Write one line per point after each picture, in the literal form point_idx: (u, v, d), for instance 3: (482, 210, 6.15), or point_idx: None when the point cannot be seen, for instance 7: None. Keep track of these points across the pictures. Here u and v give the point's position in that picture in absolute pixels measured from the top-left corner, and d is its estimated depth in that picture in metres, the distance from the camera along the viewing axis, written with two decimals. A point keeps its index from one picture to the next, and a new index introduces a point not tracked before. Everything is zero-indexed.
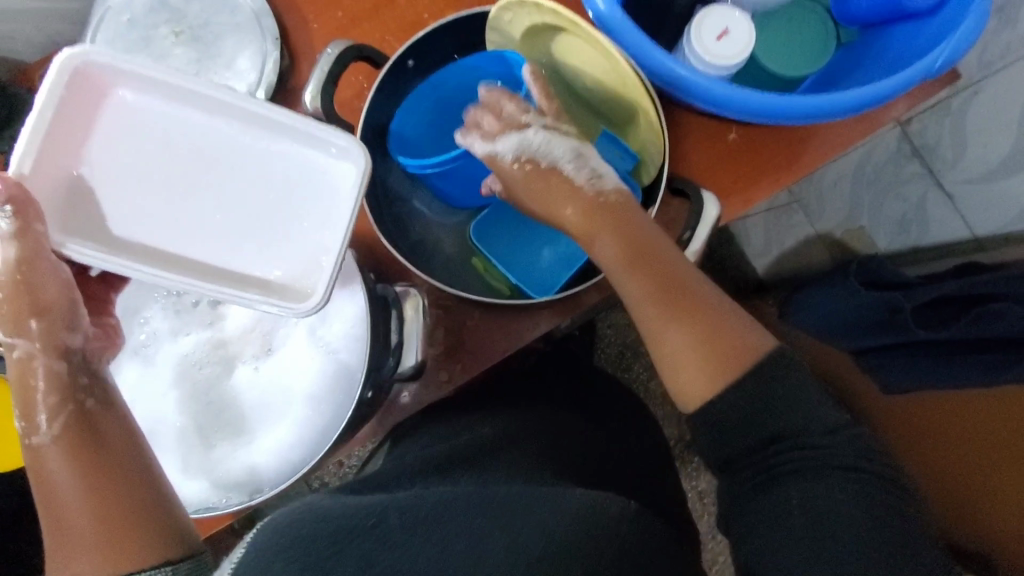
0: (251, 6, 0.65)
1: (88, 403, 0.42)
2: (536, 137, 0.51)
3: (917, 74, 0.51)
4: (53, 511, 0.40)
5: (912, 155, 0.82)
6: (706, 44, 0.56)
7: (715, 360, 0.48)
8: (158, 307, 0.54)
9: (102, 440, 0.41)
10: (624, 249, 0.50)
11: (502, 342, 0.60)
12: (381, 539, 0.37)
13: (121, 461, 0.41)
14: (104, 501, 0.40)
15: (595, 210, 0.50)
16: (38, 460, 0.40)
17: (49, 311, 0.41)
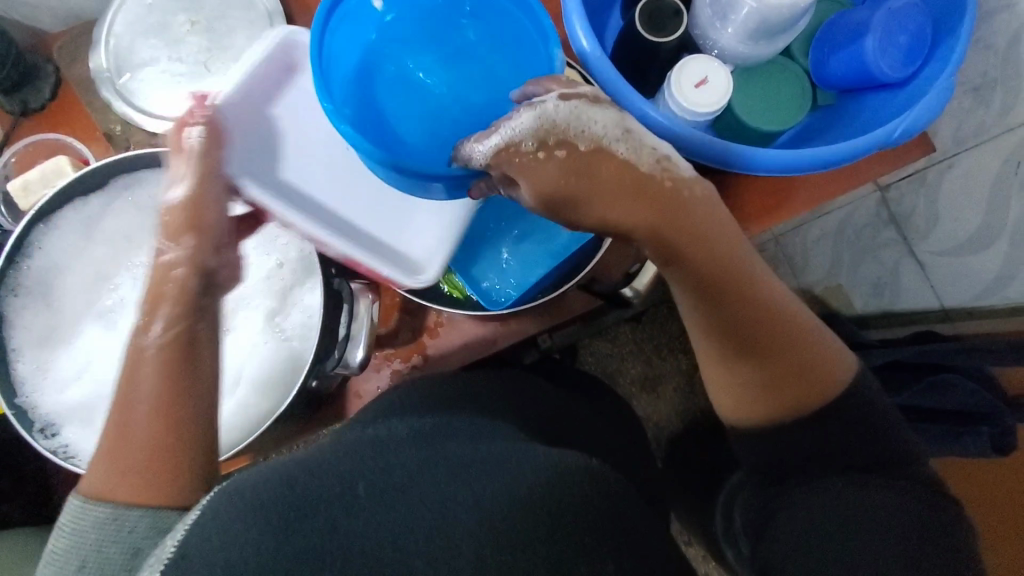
0: (266, 6, 0.68)
1: (199, 327, 0.42)
2: (558, 111, 0.42)
3: (877, 141, 0.54)
4: (123, 422, 0.39)
5: (889, 221, 0.83)
6: (684, 89, 0.58)
7: (774, 387, 0.49)
8: (128, 276, 0.56)
9: (194, 369, 0.41)
10: (698, 262, 0.46)
11: (466, 348, 0.62)
12: (349, 505, 0.36)
13: (201, 385, 0.41)
14: (163, 432, 0.39)
15: (659, 211, 0.43)
16: (135, 366, 0.40)
17: (206, 226, 0.43)
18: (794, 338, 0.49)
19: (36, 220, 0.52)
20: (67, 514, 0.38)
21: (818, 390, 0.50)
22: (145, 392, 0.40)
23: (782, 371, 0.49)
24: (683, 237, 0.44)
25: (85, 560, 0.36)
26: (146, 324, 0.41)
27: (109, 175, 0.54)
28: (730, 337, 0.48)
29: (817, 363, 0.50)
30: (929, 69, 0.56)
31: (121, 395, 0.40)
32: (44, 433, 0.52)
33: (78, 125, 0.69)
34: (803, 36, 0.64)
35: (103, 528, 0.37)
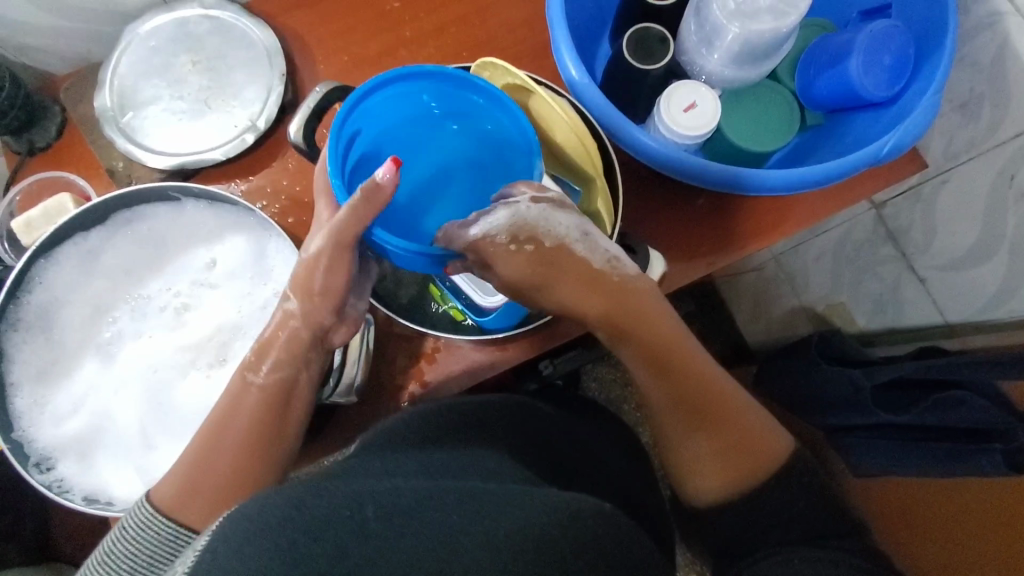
0: (264, 44, 0.71)
1: (300, 375, 0.51)
2: (529, 214, 0.47)
3: (867, 158, 0.54)
4: (208, 451, 0.48)
5: (887, 238, 0.83)
6: (673, 113, 0.59)
7: (725, 460, 0.53)
8: (126, 309, 0.57)
9: (285, 420, 0.50)
10: (647, 342, 0.53)
11: (462, 376, 0.61)
12: (358, 530, 0.34)
13: (277, 431, 0.50)
14: (243, 475, 0.48)
15: (615, 297, 0.51)
16: (242, 393, 0.50)
17: (328, 289, 0.50)
18: (733, 412, 0.54)
19: (38, 254, 0.53)
20: (134, 520, 0.45)
21: (762, 464, 0.53)
22: (239, 436, 0.48)
23: (727, 443, 0.54)
24: (626, 317, 0.52)
25: (131, 570, 0.43)
26: (263, 365, 0.50)
27: (109, 209, 0.54)
28: (678, 409, 0.54)
29: (757, 436, 0.54)
30: (914, 87, 0.57)
31: (220, 431, 0.49)
32: (38, 468, 0.52)
33: (81, 163, 0.70)
34: (789, 58, 0.66)
35: (160, 545, 0.44)
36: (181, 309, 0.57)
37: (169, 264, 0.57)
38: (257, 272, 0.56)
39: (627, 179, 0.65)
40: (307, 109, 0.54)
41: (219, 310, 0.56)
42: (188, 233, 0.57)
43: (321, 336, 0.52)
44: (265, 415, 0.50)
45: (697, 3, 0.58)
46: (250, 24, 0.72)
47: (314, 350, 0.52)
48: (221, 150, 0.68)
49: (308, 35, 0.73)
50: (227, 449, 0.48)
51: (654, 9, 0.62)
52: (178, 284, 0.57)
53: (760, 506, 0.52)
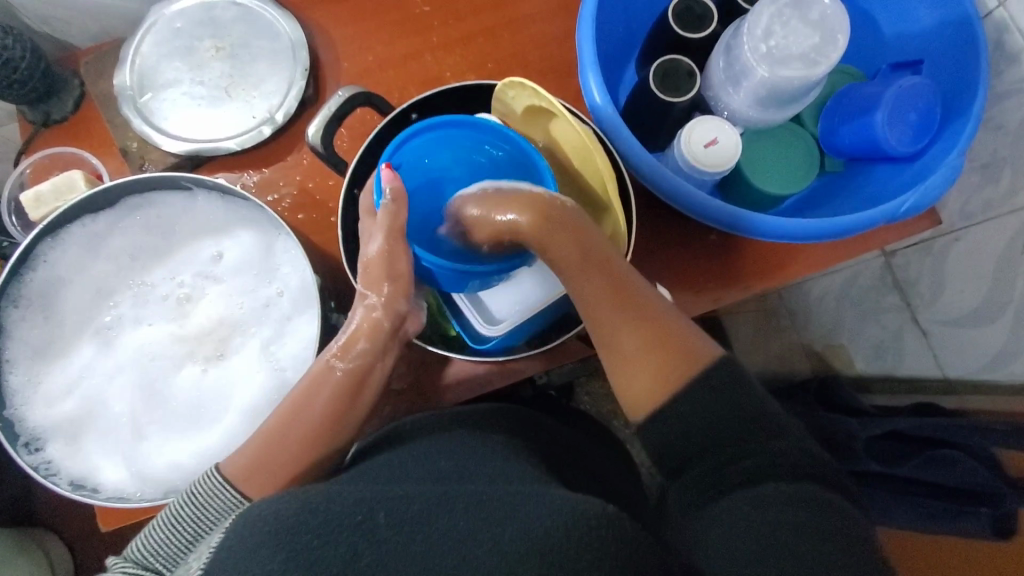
0: (290, 37, 0.70)
1: (375, 366, 0.51)
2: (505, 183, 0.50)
3: (883, 215, 0.54)
4: (287, 435, 0.48)
5: (894, 286, 0.83)
6: (695, 148, 0.58)
7: (659, 368, 0.48)
8: (128, 294, 0.57)
9: (356, 406, 0.50)
10: (576, 249, 0.48)
11: (458, 387, 0.61)
12: (370, 535, 0.36)
13: (350, 417, 0.50)
14: (312, 453, 0.48)
15: (546, 210, 0.48)
16: (322, 378, 0.49)
17: (398, 277, 0.50)
18: (647, 307, 0.49)
19: (44, 234, 0.52)
20: (202, 487, 0.46)
21: (682, 365, 0.49)
22: (314, 418, 0.48)
23: (645, 341, 0.49)
24: (525, 209, 0.47)
25: (195, 533, 0.44)
26: (346, 352, 0.50)
27: (120, 194, 0.54)
28: (605, 313, 0.49)
29: (677, 334, 0.49)
30: (938, 146, 0.57)
31: (296, 412, 0.48)
32: (27, 448, 0.52)
33: (95, 139, 0.70)
34: (815, 103, 0.65)
35: (225, 512, 0.45)
36: (183, 300, 0.56)
37: (175, 253, 0.57)
38: (262, 270, 0.56)
39: (640, 207, 0.65)
40: (324, 115, 0.55)
41: (222, 303, 0.56)
42: (197, 223, 0.57)
43: (397, 328, 0.52)
44: (341, 401, 0.49)
45: (730, 41, 0.57)
46: (277, 14, 0.71)
47: (391, 341, 0.51)
48: (237, 140, 0.68)
49: (334, 32, 0.72)
50: (299, 431, 0.48)
51: (685, 41, 0.61)
52: (182, 274, 0.57)
53: (682, 413, 0.47)
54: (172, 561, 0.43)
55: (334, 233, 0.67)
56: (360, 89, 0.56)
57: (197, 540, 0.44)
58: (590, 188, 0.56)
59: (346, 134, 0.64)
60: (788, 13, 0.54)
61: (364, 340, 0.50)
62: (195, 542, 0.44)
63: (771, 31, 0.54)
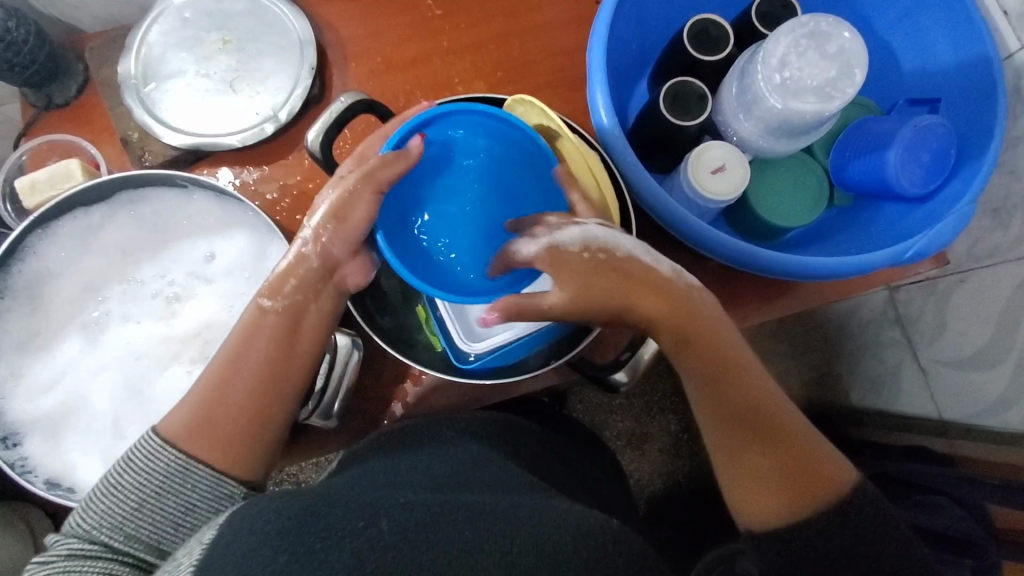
0: (298, 34, 0.69)
1: (309, 307, 0.49)
2: (601, 231, 0.47)
3: (890, 257, 0.53)
4: (222, 388, 0.46)
5: (896, 321, 0.83)
6: (701, 174, 0.57)
7: (781, 484, 0.48)
8: (117, 290, 0.56)
9: (295, 354, 0.48)
10: (710, 363, 0.49)
11: (445, 401, 0.61)
12: (371, 543, 0.34)
13: (291, 369, 0.47)
14: (255, 410, 0.46)
15: (683, 313, 0.48)
16: (258, 322, 0.47)
17: (346, 221, 0.48)
18: (794, 434, 0.49)
19: (34, 226, 0.52)
20: (139, 451, 0.44)
21: (819, 486, 0.48)
22: (255, 367, 0.46)
23: (783, 463, 0.48)
24: (693, 335, 0.49)
25: (141, 500, 0.42)
26: (276, 290, 0.48)
27: (113, 188, 0.53)
28: (730, 427, 0.49)
29: (820, 459, 0.49)
30: (950, 188, 0.56)
31: (232, 363, 0.47)
32: (4, 443, 0.52)
33: (96, 128, 0.69)
34: (828, 135, 0.64)
35: (170, 477, 0.43)
36: (172, 299, 0.56)
37: (166, 251, 0.56)
38: (254, 273, 0.55)
39: (642, 228, 0.64)
40: (325, 122, 0.54)
41: (211, 306, 0.55)
42: (191, 220, 0.56)
43: (330, 270, 0.49)
44: (276, 349, 0.47)
45: (744, 67, 0.56)
46: (287, 10, 0.70)
47: (324, 281, 0.49)
48: (238, 137, 0.67)
49: (343, 31, 0.71)
50: (238, 384, 0.46)
51: (698, 63, 0.60)
52: (173, 273, 0.56)
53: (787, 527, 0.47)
54: (119, 531, 0.42)
55: None
56: (366, 98, 0.55)
57: (142, 508, 0.42)
58: None
59: (348, 137, 0.63)
60: (805, 44, 0.53)
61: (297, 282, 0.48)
62: (141, 509, 0.42)
63: (786, 61, 0.53)
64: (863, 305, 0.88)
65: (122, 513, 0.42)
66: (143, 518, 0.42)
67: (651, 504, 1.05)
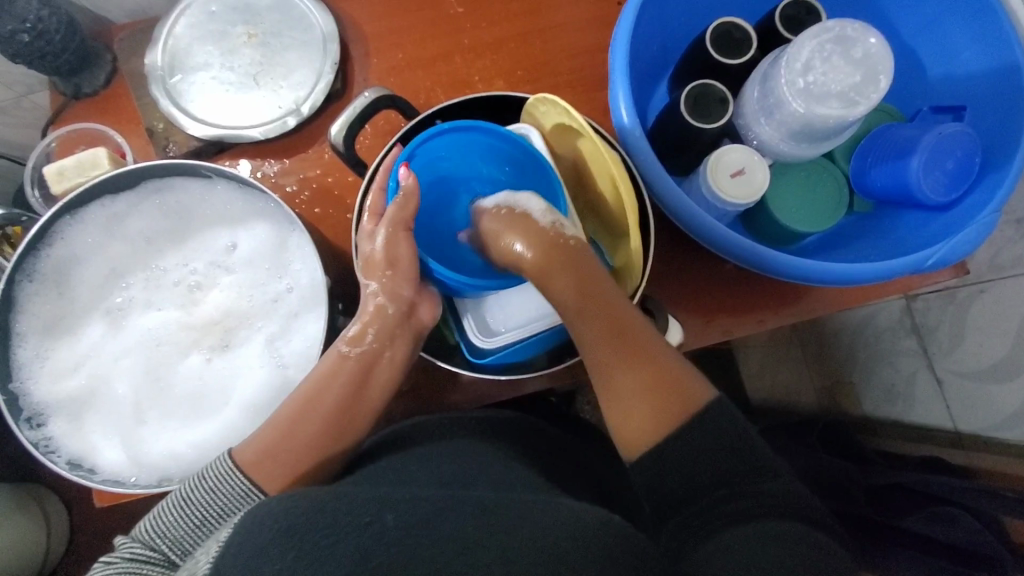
0: (322, 29, 0.70)
1: (384, 353, 0.51)
2: (519, 196, 0.49)
3: (910, 265, 0.53)
4: (297, 421, 0.47)
5: (912, 330, 0.82)
6: (720, 176, 0.57)
7: (660, 407, 0.46)
8: (141, 277, 0.57)
9: (365, 398, 0.50)
10: (579, 283, 0.48)
11: (457, 396, 0.61)
12: (377, 537, 0.34)
13: (360, 415, 0.50)
14: (317, 449, 0.48)
15: (558, 239, 0.48)
16: (338, 368, 0.49)
17: (400, 260, 0.50)
18: (661, 358, 0.47)
19: (65, 212, 0.53)
20: (213, 471, 0.45)
21: (675, 400, 0.46)
22: (330, 406, 0.48)
23: (649, 387, 0.47)
24: (562, 268, 0.48)
25: (203, 519, 0.43)
26: (357, 339, 0.50)
27: (140, 178, 0.54)
28: (600, 349, 0.48)
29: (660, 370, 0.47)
30: (973, 197, 0.55)
31: (310, 406, 0.48)
32: (29, 423, 0.53)
33: (122, 117, 0.71)
34: (849, 141, 0.64)
35: (232, 500, 0.44)
36: (194, 288, 0.57)
37: (190, 240, 0.57)
38: (274, 265, 0.56)
39: (658, 230, 0.64)
40: (347, 117, 0.55)
41: (231, 295, 0.56)
42: (215, 212, 0.57)
43: (406, 313, 0.51)
44: (349, 392, 0.49)
45: (767, 71, 0.56)
46: (311, 6, 0.71)
47: (402, 326, 0.51)
48: (261, 130, 0.68)
49: (366, 27, 0.72)
50: (311, 425, 0.48)
51: (720, 66, 0.60)
52: (195, 262, 0.57)
53: (682, 497, 0.43)
54: (179, 546, 0.43)
55: (348, 228, 0.67)
56: (389, 93, 0.56)
57: (205, 525, 0.43)
58: (612, 213, 0.55)
59: (369, 132, 0.64)
60: (830, 49, 0.52)
61: (381, 329, 0.51)
62: (202, 527, 0.43)
63: (810, 65, 0.52)
64: (879, 312, 0.88)
65: (187, 527, 0.43)
66: (206, 535, 0.43)
67: None
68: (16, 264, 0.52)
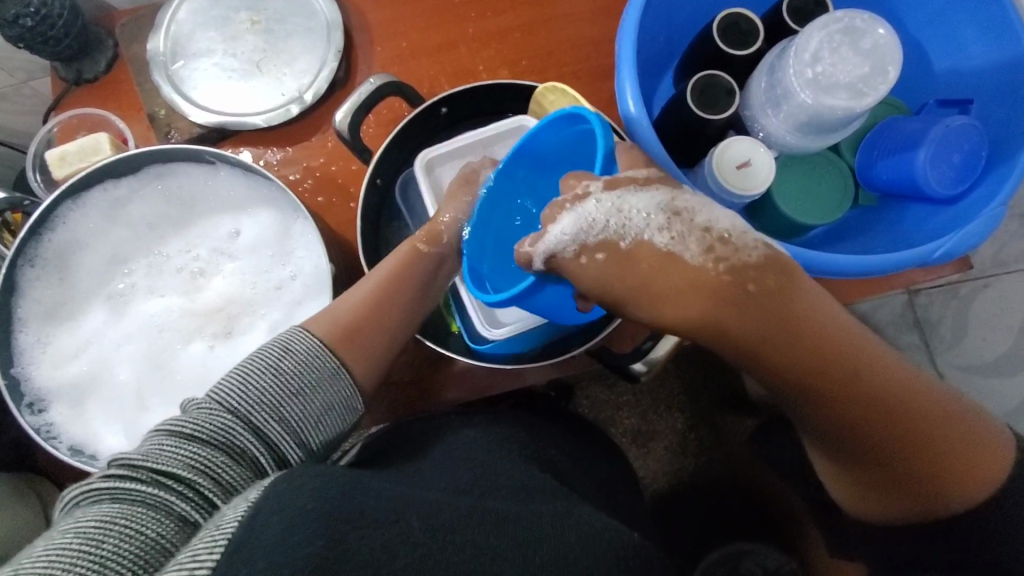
0: (327, 16, 0.69)
1: (447, 258, 0.54)
2: (598, 210, 0.42)
3: (916, 258, 0.53)
4: (388, 293, 0.51)
5: (914, 325, 0.78)
6: (726, 167, 0.57)
7: (895, 491, 0.47)
8: (143, 263, 0.57)
9: (431, 286, 0.54)
10: (814, 382, 0.43)
11: (459, 388, 0.61)
12: (404, 538, 0.33)
13: (417, 308, 0.52)
14: (395, 331, 0.51)
15: (780, 328, 0.42)
16: (413, 257, 0.52)
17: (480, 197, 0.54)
18: (914, 450, 0.45)
19: (67, 196, 0.52)
20: (301, 349, 0.44)
21: (929, 492, 0.46)
22: (409, 292, 0.52)
23: (891, 476, 0.47)
24: (794, 360, 0.43)
25: (300, 386, 0.43)
26: (432, 237, 0.53)
27: (145, 162, 0.54)
28: (832, 441, 0.46)
29: (922, 463, 0.45)
30: (979, 191, 0.55)
31: (389, 289, 0.51)
32: (31, 408, 0.53)
33: (124, 103, 0.70)
34: (855, 134, 0.63)
35: (322, 377, 0.44)
36: (197, 274, 0.56)
37: (193, 226, 0.57)
38: (278, 252, 0.56)
39: None
40: (353, 104, 0.55)
41: (235, 281, 0.56)
42: (219, 198, 0.57)
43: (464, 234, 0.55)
44: (422, 278, 0.53)
45: (774, 63, 0.55)
46: None
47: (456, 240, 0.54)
48: (263, 117, 0.67)
49: (370, 15, 0.71)
50: (395, 305, 0.51)
51: (728, 58, 0.60)
52: (199, 249, 0.57)
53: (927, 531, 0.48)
54: (273, 412, 0.41)
55: (350, 218, 0.67)
56: (395, 81, 0.55)
57: (300, 391, 0.43)
58: None
59: (372, 120, 0.63)
60: (838, 40, 0.52)
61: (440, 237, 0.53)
62: (298, 394, 0.43)
63: (818, 56, 0.52)
64: None
65: (282, 393, 0.42)
66: (294, 406, 0.42)
67: (655, 501, 1.05)
68: (18, 249, 0.52)
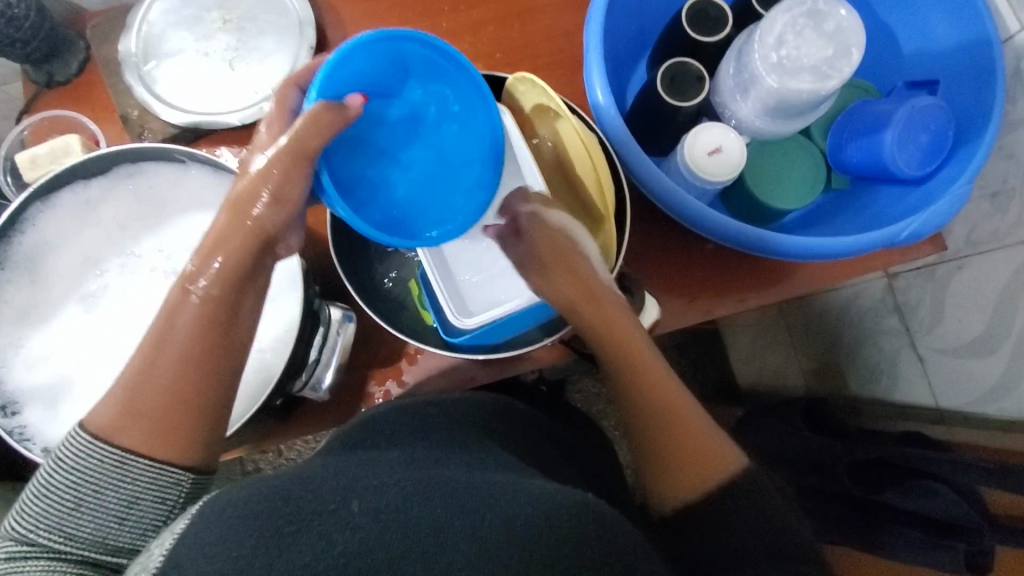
0: (298, 13, 0.69)
1: (246, 289, 0.40)
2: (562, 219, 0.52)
3: (884, 239, 0.53)
4: (156, 349, 0.39)
5: (893, 309, 0.83)
6: (697, 154, 0.57)
7: (688, 463, 0.48)
8: (116, 262, 0.56)
9: (235, 327, 0.40)
10: (617, 341, 0.51)
11: (439, 381, 0.61)
12: (342, 523, 0.31)
13: (214, 362, 0.39)
14: (191, 395, 0.39)
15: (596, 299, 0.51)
16: (183, 304, 0.39)
17: (287, 194, 0.41)
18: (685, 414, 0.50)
19: (35, 196, 0.52)
20: (66, 452, 0.37)
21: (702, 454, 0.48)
22: (196, 344, 0.39)
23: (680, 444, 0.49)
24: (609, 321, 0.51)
25: (79, 497, 0.37)
26: (206, 267, 0.40)
27: (115, 161, 0.54)
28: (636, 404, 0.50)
29: (700, 433, 0.49)
30: (946, 171, 0.56)
31: (164, 345, 0.39)
32: (4, 411, 0.52)
33: (98, 105, 0.70)
34: (826, 118, 0.64)
35: (106, 473, 0.37)
36: (170, 273, 0.56)
37: (164, 224, 0.57)
38: None
39: (637, 210, 0.64)
40: None
41: None
42: (190, 196, 0.57)
43: (270, 242, 0.41)
44: (212, 325, 0.39)
45: (741, 48, 0.55)
46: None
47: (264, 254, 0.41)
48: (237, 116, 0.67)
49: (344, 11, 0.71)
50: (164, 371, 0.38)
51: (698, 45, 0.60)
52: (170, 248, 0.56)
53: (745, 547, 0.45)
54: (59, 531, 0.37)
55: None
56: None
57: (81, 504, 0.37)
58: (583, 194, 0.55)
59: None
60: (802, 23, 0.53)
61: (226, 264, 0.40)
62: (80, 507, 0.37)
63: (783, 39, 0.52)
64: (862, 292, 0.88)
65: (63, 511, 0.37)
66: (80, 521, 0.37)
67: None
68: None
